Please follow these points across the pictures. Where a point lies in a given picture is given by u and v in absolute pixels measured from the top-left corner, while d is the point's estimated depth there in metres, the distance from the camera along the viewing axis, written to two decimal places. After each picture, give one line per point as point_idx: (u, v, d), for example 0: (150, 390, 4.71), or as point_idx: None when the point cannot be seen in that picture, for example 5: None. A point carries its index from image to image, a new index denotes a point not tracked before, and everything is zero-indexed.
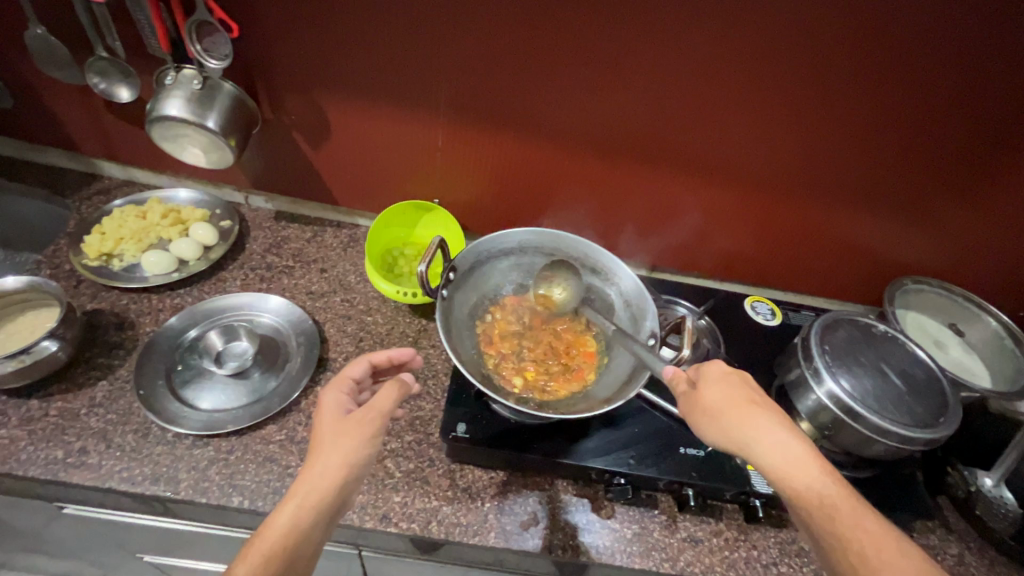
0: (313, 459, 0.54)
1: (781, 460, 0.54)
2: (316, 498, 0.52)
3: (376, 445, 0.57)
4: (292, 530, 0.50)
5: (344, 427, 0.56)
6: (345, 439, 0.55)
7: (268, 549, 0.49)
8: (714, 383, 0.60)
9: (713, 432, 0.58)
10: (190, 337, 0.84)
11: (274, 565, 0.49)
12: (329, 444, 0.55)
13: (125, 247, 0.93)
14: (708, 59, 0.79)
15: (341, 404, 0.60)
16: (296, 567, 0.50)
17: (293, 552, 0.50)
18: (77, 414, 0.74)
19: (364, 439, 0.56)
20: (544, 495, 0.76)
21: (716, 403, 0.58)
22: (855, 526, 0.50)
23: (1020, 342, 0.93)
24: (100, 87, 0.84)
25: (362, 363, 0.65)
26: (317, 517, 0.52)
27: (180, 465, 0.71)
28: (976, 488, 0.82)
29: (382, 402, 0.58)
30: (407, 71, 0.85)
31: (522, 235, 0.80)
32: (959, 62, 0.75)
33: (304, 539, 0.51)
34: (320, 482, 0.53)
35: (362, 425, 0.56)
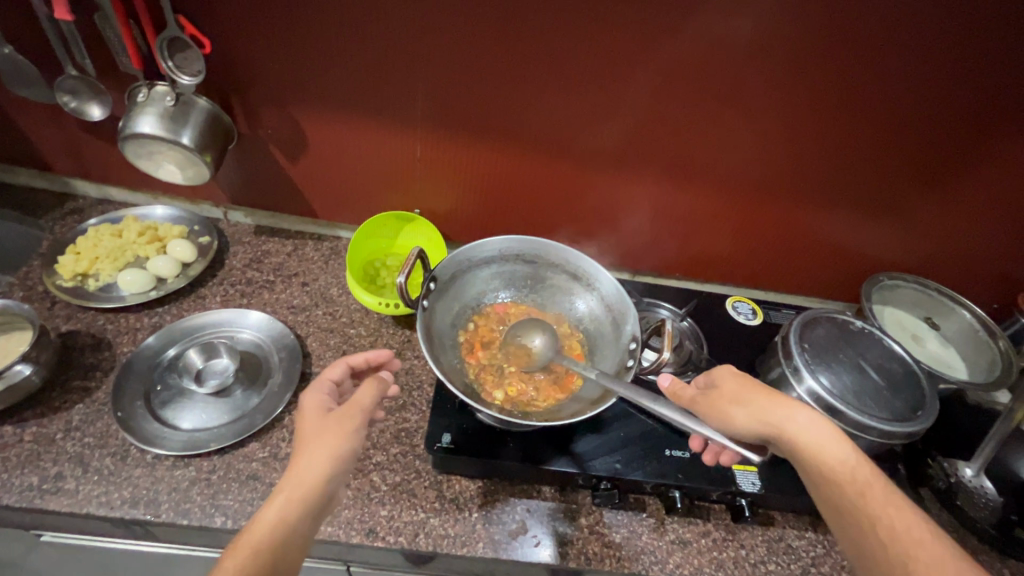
0: (298, 456, 0.54)
1: (815, 442, 0.60)
2: (302, 494, 0.52)
3: (360, 441, 0.57)
4: (279, 526, 0.50)
5: (329, 423, 0.56)
6: (330, 434, 0.55)
7: (254, 545, 0.48)
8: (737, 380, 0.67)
9: (747, 421, 0.63)
10: (169, 356, 0.83)
11: (260, 561, 0.48)
12: (314, 440, 0.55)
13: (101, 267, 0.91)
14: (680, 64, 0.80)
15: (321, 403, 0.59)
16: (285, 564, 0.49)
17: (279, 550, 0.49)
18: (53, 439, 0.73)
19: (348, 433, 0.56)
20: (531, 502, 0.76)
21: (746, 396, 0.65)
22: (885, 504, 0.56)
23: (993, 334, 0.95)
24: (71, 106, 0.83)
25: (340, 364, 0.65)
26: (304, 512, 0.51)
27: (160, 487, 0.70)
28: (956, 478, 0.82)
29: (364, 396, 0.59)
30: (383, 82, 0.85)
31: (503, 242, 0.80)
32: (923, 61, 0.77)
33: (292, 535, 0.50)
34: (307, 476, 0.52)
35: (346, 420, 0.57)
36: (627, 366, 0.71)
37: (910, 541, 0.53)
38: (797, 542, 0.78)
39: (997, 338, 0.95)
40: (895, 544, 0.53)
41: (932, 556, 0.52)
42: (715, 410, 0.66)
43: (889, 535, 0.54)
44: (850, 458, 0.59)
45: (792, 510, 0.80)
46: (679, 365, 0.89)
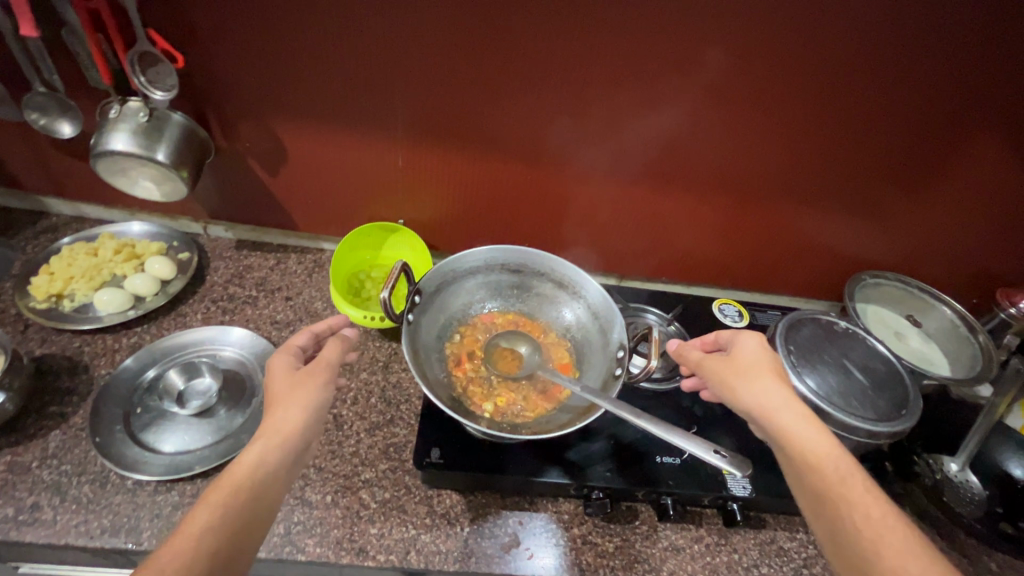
0: (275, 408, 0.58)
1: (801, 428, 0.60)
2: (279, 438, 0.56)
3: (329, 392, 0.62)
4: (260, 464, 0.54)
5: (299, 380, 0.61)
6: (302, 388, 0.60)
7: (237, 480, 0.52)
8: (747, 354, 0.68)
9: (743, 392, 0.64)
10: (148, 378, 0.81)
11: (243, 493, 0.52)
12: (287, 395, 0.60)
13: (76, 287, 0.89)
14: (660, 69, 0.80)
15: (289, 365, 0.64)
16: (267, 499, 0.53)
17: (260, 485, 0.53)
18: (28, 468, 0.70)
19: (318, 386, 0.61)
20: (524, 514, 0.75)
21: (748, 370, 0.66)
22: (863, 495, 0.55)
23: (973, 329, 0.96)
24: (40, 124, 0.81)
25: (305, 332, 0.69)
26: (283, 454, 0.56)
27: (142, 514, 0.68)
28: (943, 474, 0.84)
29: (329, 354, 0.64)
30: (362, 94, 0.84)
31: (488, 252, 0.79)
32: (898, 63, 0.78)
33: (272, 475, 0.54)
34: (282, 422, 0.57)
35: (314, 375, 0.62)
36: (615, 375, 0.71)
37: (881, 531, 0.53)
38: (789, 544, 0.78)
39: (976, 333, 0.96)
40: (866, 529, 0.53)
41: (900, 551, 0.51)
42: (723, 378, 0.67)
43: (860, 523, 0.53)
44: (833, 449, 0.58)
45: (783, 512, 0.80)
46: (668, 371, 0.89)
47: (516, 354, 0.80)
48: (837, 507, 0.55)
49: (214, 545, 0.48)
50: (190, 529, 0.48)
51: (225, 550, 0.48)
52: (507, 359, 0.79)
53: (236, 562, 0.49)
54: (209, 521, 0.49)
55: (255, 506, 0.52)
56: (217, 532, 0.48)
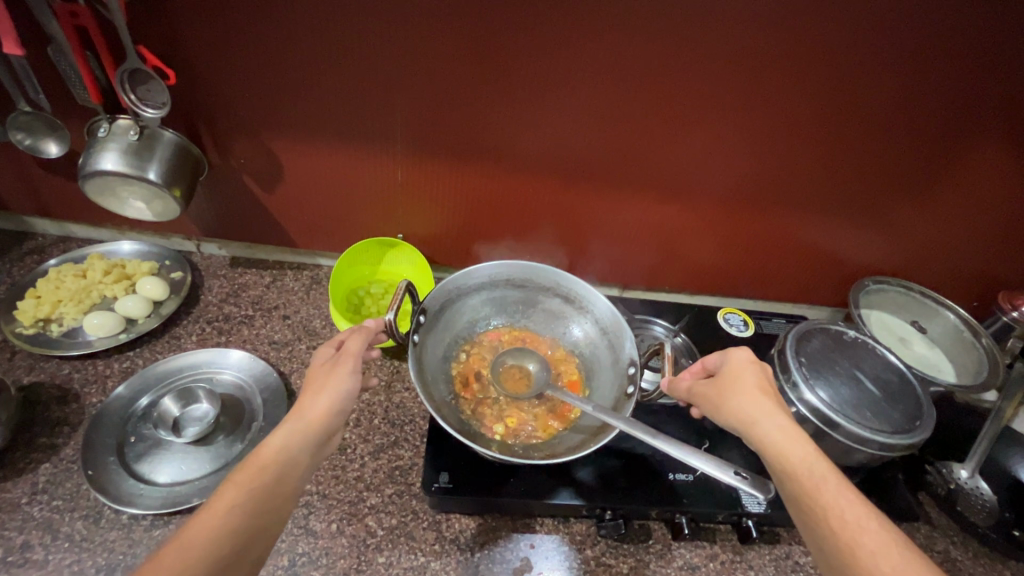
0: (304, 393, 0.56)
1: (779, 439, 0.56)
2: (305, 423, 0.54)
3: (358, 380, 0.58)
4: (284, 449, 0.52)
5: (328, 365, 0.59)
6: (330, 372, 0.58)
7: (260, 465, 0.50)
8: (731, 369, 0.64)
9: (726, 413, 0.61)
10: (142, 406, 0.78)
11: (266, 477, 0.50)
12: (315, 380, 0.57)
13: (64, 310, 0.86)
14: (663, 79, 0.80)
15: (321, 355, 0.61)
16: (284, 489, 0.50)
17: (282, 471, 0.51)
18: (17, 505, 0.67)
19: (346, 371, 0.58)
20: (536, 537, 0.73)
21: (731, 387, 0.62)
22: (842, 499, 0.51)
23: (977, 334, 0.96)
24: (25, 144, 0.78)
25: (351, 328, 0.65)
26: (304, 443, 0.53)
27: (138, 550, 0.65)
28: (955, 484, 0.83)
29: (354, 343, 0.61)
30: (360, 107, 0.82)
31: (493, 268, 0.77)
32: (902, 69, 0.78)
33: (292, 463, 0.52)
34: (309, 407, 0.54)
35: (343, 359, 0.59)
36: (628, 393, 0.69)
37: (859, 535, 0.49)
38: (804, 559, 0.77)
39: (981, 338, 0.95)
40: (844, 534, 0.49)
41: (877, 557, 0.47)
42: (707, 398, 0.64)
43: (836, 526, 0.50)
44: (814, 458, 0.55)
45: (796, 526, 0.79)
46: None
47: (524, 372, 0.78)
48: (818, 517, 0.51)
49: (233, 532, 0.46)
50: (210, 512, 0.46)
51: (241, 541, 0.46)
52: (514, 377, 0.77)
53: (251, 555, 0.46)
54: (229, 505, 0.47)
55: (270, 498, 0.49)
56: (236, 520, 0.46)
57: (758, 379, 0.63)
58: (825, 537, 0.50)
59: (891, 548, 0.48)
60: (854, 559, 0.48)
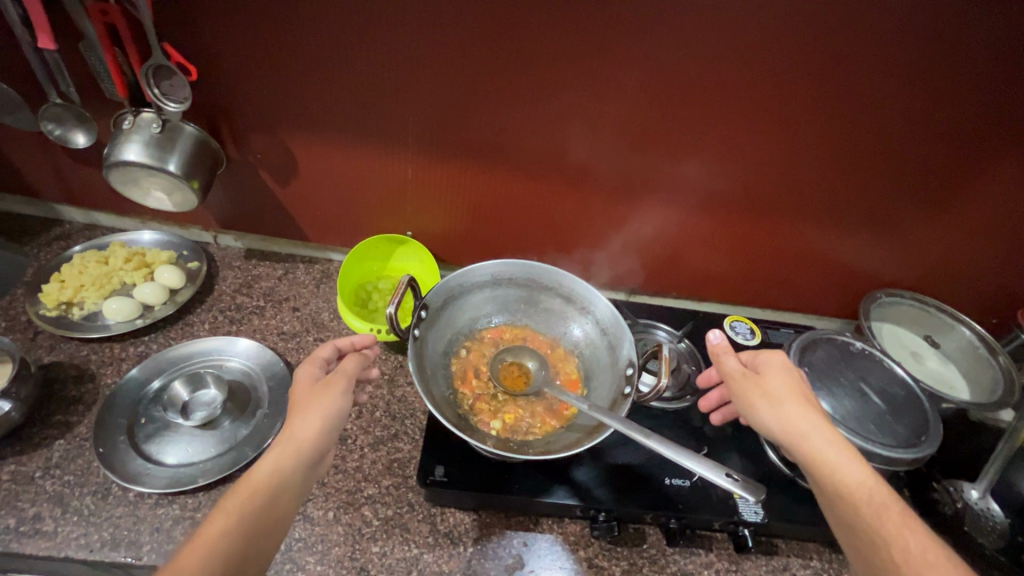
0: (294, 415, 0.58)
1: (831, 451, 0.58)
2: (295, 446, 0.56)
3: (348, 401, 0.60)
4: (274, 473, 0.54)
5: (319, 387, 0.60)
6: (321, 394, 0.59)
7: (251, 488, 0.53)
8: (776, 371, 0.65)
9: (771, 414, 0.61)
10: (153, 388, 0.81)
11: (257, 500, 0.52)
12: (305, 402, 0.59)
13: (86, 294, 0.90)
14: (672, 83, 0.80)
15: (311, 374, 0.63)
16: (277, 511, 0.53)
17: (274, 494, 0.53)
18: (31, 478, 0.70)
19: (337, 393, 0.60)
20: (529, 535, 0.74)
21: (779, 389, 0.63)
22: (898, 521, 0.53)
23: (994, 351, 0.93)
24: (55, 134, 0.81)
25: (331, 346, 0.67)
26: (295, 466, 0.55)
27: (142, 527, 0.67)
28: (963, 503, 0.81)
29: (347, 364, 0.63)
30: (373, 106, 0.84)
31: (496, 266, 0.78)
32: (917, 79, 0.77)
33: (283, 486, 0.54)
34: (299, 432, 0.56)
35: (334, 382, 0.61)
36: (624, 394, 0.69)
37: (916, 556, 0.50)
38: (802, 571, 0.76)
39: (998, 355, 0.93)
40: (899, 554, 0.51)
41: None
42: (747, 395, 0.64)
43: (892, 547, 0.51)
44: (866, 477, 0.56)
45: (795, 538, 0.78)
46: (677, 389, 0.88)
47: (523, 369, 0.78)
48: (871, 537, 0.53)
49: (231, 553, 0.49)
50: (206, 535, 0.49)
51: (239, 559, 0.49)
52: (513, 374, 0.78)
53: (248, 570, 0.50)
54: (223, 529, 0.49)
55: (264, 519, 0.52)
56: (231, 542, 0.49)
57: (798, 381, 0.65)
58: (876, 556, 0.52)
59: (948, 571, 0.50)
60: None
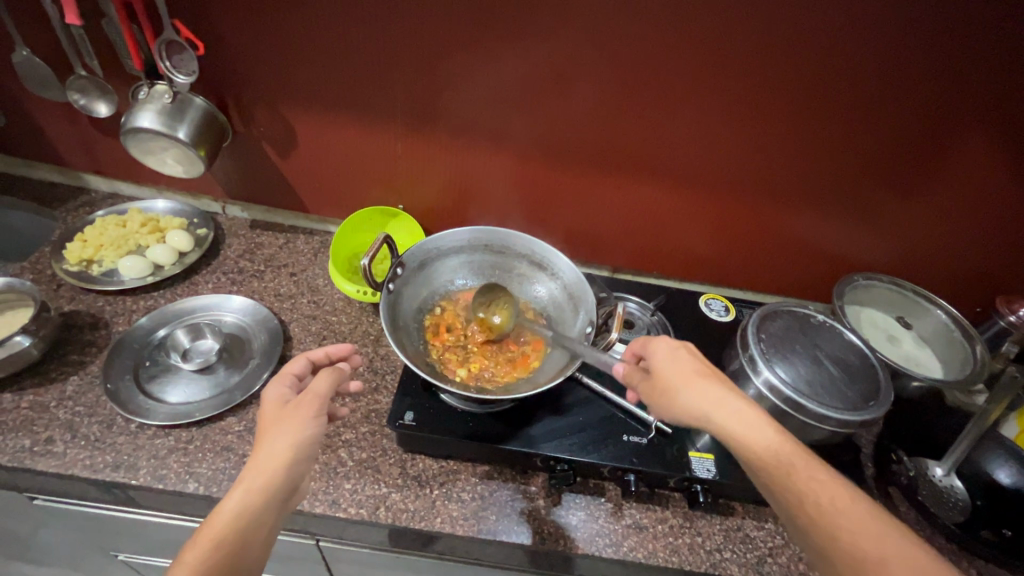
0: (260, 447, 0.59)
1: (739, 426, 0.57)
2: (264, 479, 0.57)
3: (320, 424, 0.64)
4: (242, 513, 0.55)
5: (289, 413, 0.63)
6: (290, 423, 0.62)
7: (217, 533, 0.53)
8: (665, 359, 0.64)
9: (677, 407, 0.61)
10: (160, 335, 0.89)
11: (226, 544, 0.53)
12: (274, 430, 0.61)
13: (105, 253, 0.98)
14: (644, 64, 0.84)
15: (282, 397, 0.66)
16: (252, 543, 0.54)
17: (248, 526, 0.55)
18: (47, 407, 0.78)
19: (307, 419, 0.62)
20: (492, 483, 0.79)
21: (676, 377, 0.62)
22: (811, 480, 0.54)
23: (968, 334, 0.95)
24: (80, 104, 0.90)
25: (302, 360, 0.72)
26: (267, 496, 0.57)
27: (140, 453, 0.75)
28: (915, 472, 0.83)
29: (319, 384, 0.66)
30: (365, 82, 0.90)
31: (471, 232, 0.84)
32: (879, 59, 0.79)
33: (256, 518, 0.56)
34: (267, 463, 0.58)
35: (304, 406, 0.63)
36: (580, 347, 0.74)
37: (837, 515, 0.52)
38: (754, 532, 0.79)
39: (971, 340, 0.94)
40: (822, 517, 0.52)
41: (857, 535, 0.51)
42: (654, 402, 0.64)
43: (817, 513, 0.53)
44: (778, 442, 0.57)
45: (751, 502, 0.81)
46: None
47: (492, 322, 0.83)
48: (797, 505, 0.54)
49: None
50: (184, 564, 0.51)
51: None
52: (483, 331, 0.84)
53: None
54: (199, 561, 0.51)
55: (242, 547, 0.53)
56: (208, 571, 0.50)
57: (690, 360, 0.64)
58: (806, 524, 0.53)
59: (867, 520, 0.52)
60: (836, 544, 0.51)
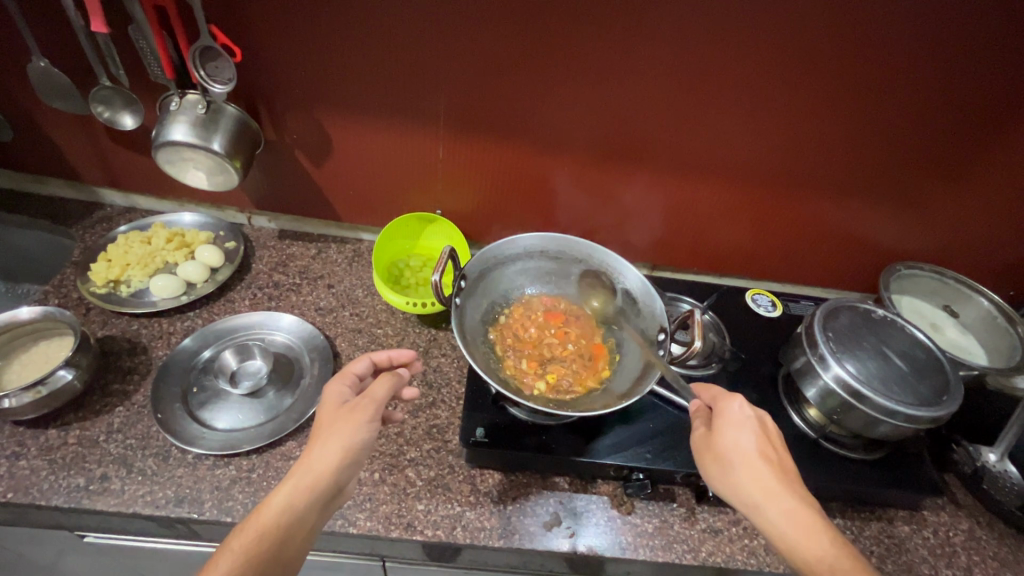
0: (312, 446, 0.58)
1: (785, 524, 0.56)
2: (310, 482, 0.57)
3: (373, 429, 0.61)
4: (286, 511, 0.55)
5: (342, 416, 0.61)
6: (343, 426, 0.60)
7: (261, 526, 0.54)
8: (731, 429, 0.63)
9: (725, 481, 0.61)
10: (204, 358, 0.85)
11: (265, 541, 0.53)
12: (328, 433, 0.59)
13: (132, 273, 0.93)
14: (700, 61, 0.81)
15: (340, 396, 0.64)
16: (288, 547, 0.54)
17: (287, 531, 0.55)
18: (96, 441, 0.74)
19: (360, 426, 0.60)
20: (564, 494, 0.77)
21: (730, 451, 0.61)
22: None
23: (1012, 320, 0.95)
24: (104, 116, 0.86)
25: (365, 359, 0.69)
26: (310, 501, 0.56)
27: (203, 486, 0.72)
28: (981, 463, 0.83)
29: (377, 389, 0.63)
30: (405, 86, 0.86)
31: (531, 240, 0.82)
32: (940, 51, 0.78)
33: (298, 521, 0.56)
34: (313, 467, 0.57)
35: (357, 412, 0.61)
36: (656, 356, 0.74)
37: None
38: None
39: (1016, 324, 0.95)
40: None
41: None
42: (704, 454, 0.64)
43: None
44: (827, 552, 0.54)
45: (819, 498, 0.81)
46: (705, 359, 0.90)
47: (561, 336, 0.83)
48: None
49: None
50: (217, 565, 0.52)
51: None
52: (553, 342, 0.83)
53: None
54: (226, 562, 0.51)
55: (277, 552, 0.54)
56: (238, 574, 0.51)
57: (755, 436, 0.62)
58: None
59: None
60: None
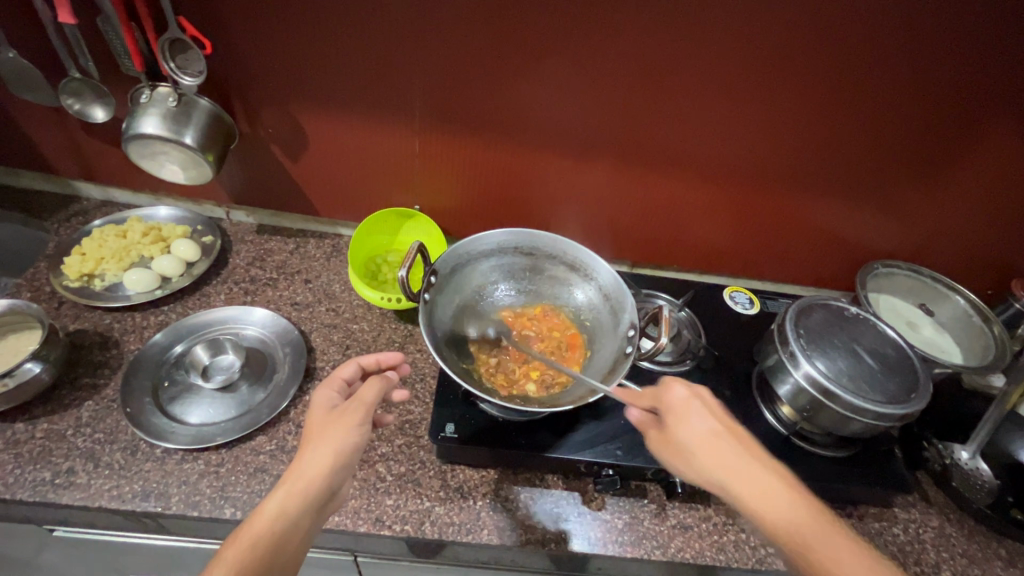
0: (305, 450, 0.57)
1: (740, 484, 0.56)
2: (303, 486, 0.55)
3: (364, 432, 0.60)
4: (282, 516, 0.53)
5: (331, 420, 0.60)
6: (335, 429, 0.59)
7: (255, 534, 0.52)
8: (678, 410, 0.63)
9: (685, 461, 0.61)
10: (176, 353, 0.85)
11: (261, 548, 0.51)
12: (318, 437, 0.58)
13: (106, 267, 0.93)
14: (673, 58, 0.81)
15: (328, 400, 0.63)
16: (283, 555, 0.52)
17: (283, 536, 0.53)
18: (64, 435, 0.74)
19: (350, 427, 0.59)
20: (535, 490, 0.77)
21: (686, 434, 0.61)
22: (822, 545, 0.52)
23: (987, 319, 0.96)
24: (75, 108, 0.85)
25: (352, 364, 0.68)
26: (305, 505, 0.55)
27: (170, 480, 0.71)
28: (951, 460, 0.83)
29: (367, 392, 0.63)
30: (379, 80, 0.86)
31: (503, 236, 0.83)
32: (913, 50, 0.78)
33: (292, 527, 0.54)
34: (308, 469, 0.56)
35: (347, 416, 0.60)
36: (625, 352, 0.74)
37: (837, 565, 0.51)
38: None
39: (991, 323, 0.95)
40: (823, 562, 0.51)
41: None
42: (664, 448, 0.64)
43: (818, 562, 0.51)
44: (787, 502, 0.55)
45: None
46: (677, 354, 0.91)
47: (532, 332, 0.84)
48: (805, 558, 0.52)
49: None
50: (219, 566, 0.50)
51: None
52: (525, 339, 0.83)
53: None
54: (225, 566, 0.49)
55: (272, 558, 0.52)
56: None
57: (700, 409, 0.62)
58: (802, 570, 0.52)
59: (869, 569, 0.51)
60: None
